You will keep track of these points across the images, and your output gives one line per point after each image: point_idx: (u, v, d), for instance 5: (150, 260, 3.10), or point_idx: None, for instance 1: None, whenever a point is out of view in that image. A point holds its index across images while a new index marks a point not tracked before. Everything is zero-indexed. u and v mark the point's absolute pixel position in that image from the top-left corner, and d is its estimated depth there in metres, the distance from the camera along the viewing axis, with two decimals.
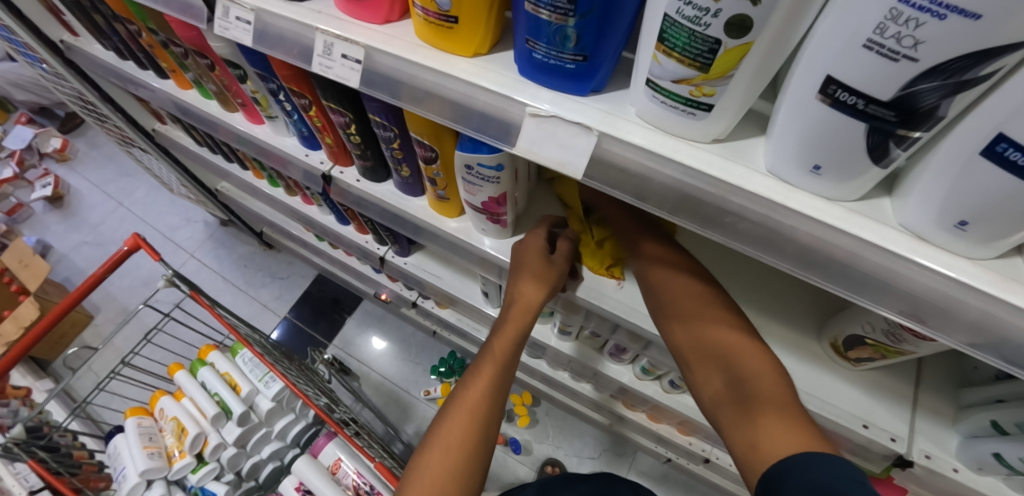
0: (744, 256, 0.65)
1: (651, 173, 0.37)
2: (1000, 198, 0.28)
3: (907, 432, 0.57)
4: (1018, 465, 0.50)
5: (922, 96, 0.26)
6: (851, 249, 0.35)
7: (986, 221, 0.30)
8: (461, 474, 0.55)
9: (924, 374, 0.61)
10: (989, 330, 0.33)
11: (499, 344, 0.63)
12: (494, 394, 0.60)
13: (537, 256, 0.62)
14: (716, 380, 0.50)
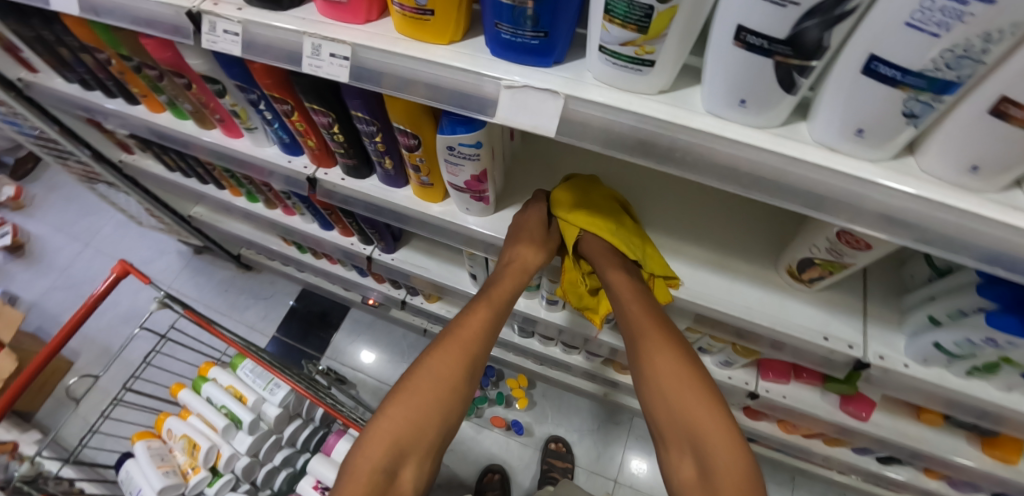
0: (711, 200, 0.74)
1: (612, 125, 0.43)
2: (880, 104, 0.36)
3: (862, 338, 0.66)
4: (955, 350, 0.60)
5: (809, 32, 0.34)
6: (780, 167, 0.42)
7: (875, 125, 0.38)
8: (449, 389, 0.67)
9: (872, 288, 0.71)
10: (889, 215, 0.41)
11: (490, 297, 0.72)
12: (482, 341, 0.71)
13: (538, 225, 0.71)
14: (688, 462, 0.62)
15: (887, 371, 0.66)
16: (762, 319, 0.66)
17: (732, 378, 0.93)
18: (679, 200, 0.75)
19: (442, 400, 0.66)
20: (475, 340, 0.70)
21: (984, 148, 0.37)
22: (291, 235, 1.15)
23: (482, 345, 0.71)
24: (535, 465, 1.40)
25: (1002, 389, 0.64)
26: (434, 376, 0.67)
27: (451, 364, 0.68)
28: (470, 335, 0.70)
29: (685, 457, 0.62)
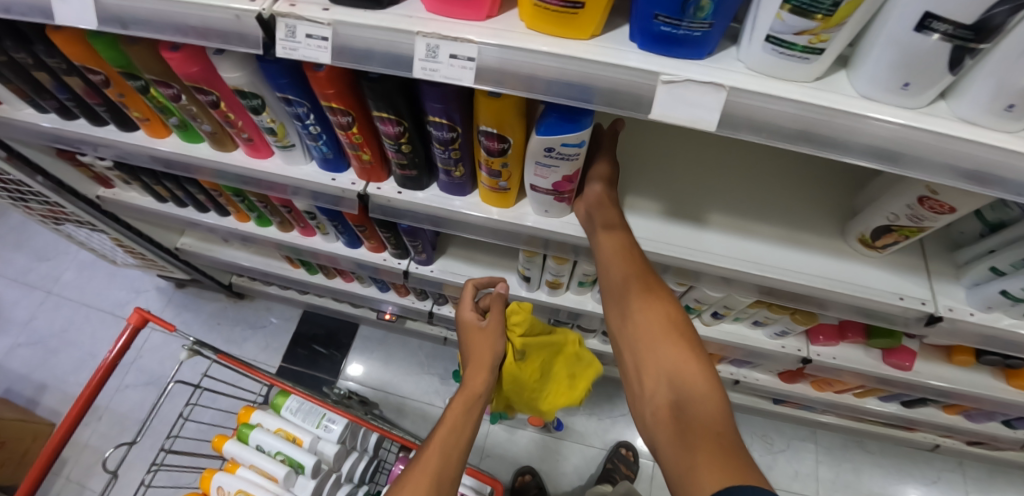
0: (784, 175, 0.75)
1: (770, 113, 0.41)
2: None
3: (931, 294, 0.70)
4: (1021, 295, 0.64)
5: (997, 17, 0.33)
6: (934, 144, 0.41)
7: None
8: None
9: (927, 247, 0.76)
10: None
11: (455, 405, 0.70)
12: (453, 442, 0.66)
13: (475, 330, 0.77)
14: (662, 402, 0.52)
15: (955, 322, 0.70)
16: (841, 288, 0.68)
17: (785, 347, 0.95)
18: (752, 175, 0.74)
19: None
20: (445, 450, 0.65)
21: None
22: (308, 258, 1.06)
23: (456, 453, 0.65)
24: (575, 457, 1.40)
25: None
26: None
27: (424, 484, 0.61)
28: (440, 449, 0.65)
29: (664, 426, 0.50)
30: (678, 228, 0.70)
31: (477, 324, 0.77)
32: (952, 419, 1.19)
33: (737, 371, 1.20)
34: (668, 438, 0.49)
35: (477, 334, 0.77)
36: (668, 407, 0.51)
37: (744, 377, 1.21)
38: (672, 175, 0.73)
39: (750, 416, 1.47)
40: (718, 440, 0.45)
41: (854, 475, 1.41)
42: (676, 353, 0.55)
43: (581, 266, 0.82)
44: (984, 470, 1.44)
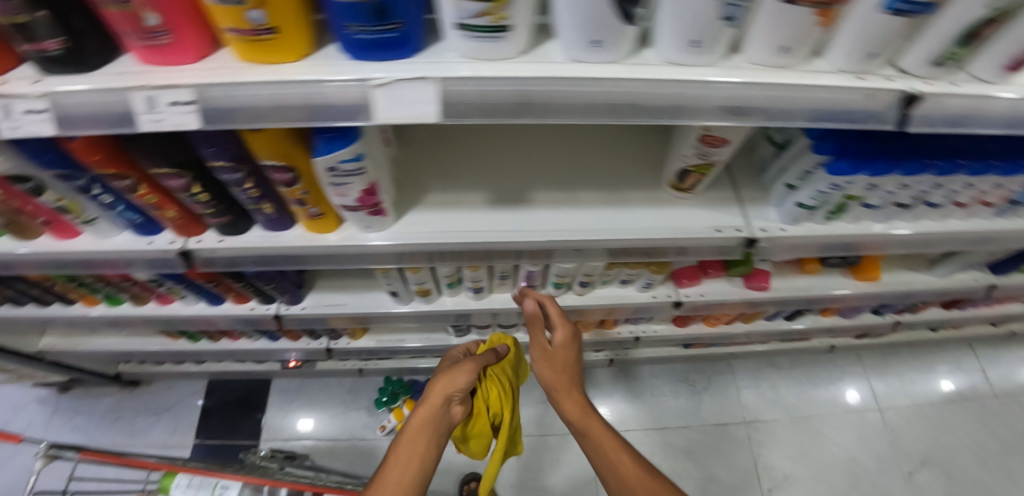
0: (598, 142, 0.79)
1: (486, 91, 0.43)
2: (703, 15, 0.39)
3: (745, 220, 0.74)
4: (811, 204, 0.71)
5: None
6: (646, 90, 0.44)
7: (707, 36, 0.42)
8: None
9: (739, 177, 0.81)
10: (743, 97, 0.45)
11: (436, 389, 0.69)
12: (419, 470, 0.62)
13: (461, 334, 0.83)
14: (599, 436, 0.74)
15: (774, 241, 0.75)
16: (665, 235, 0.71)
17: (657, 296, 1.00)
18: (568, 148, 0.78)
19: None
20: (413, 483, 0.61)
21: (788, 31, 0.42)
22: (177, 326, 1.01)
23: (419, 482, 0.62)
24: (520, 450, 1.41)
25: (852, 221, 0.78)
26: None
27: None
28: (420, 438, 0.63)
29: (618, 466, 0.71)
30: (503, 212, 0.71)
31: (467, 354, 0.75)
32: (831, 321, 1.30)
33: (637, 328, 1.25)
34: (606, 462, 0.72)
35: (466, 338, 0.82)
36: (627, 461, 0.71)
37: (644, 333, 1.26)
38: (492, 163, 0.75)
39: (673, 364, 1.54)
40: (633, 459, 0.71)
41: (773, 392, 1.52)
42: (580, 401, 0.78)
43: (437, 269, 0.83)
44: (875, 355, 1.61)
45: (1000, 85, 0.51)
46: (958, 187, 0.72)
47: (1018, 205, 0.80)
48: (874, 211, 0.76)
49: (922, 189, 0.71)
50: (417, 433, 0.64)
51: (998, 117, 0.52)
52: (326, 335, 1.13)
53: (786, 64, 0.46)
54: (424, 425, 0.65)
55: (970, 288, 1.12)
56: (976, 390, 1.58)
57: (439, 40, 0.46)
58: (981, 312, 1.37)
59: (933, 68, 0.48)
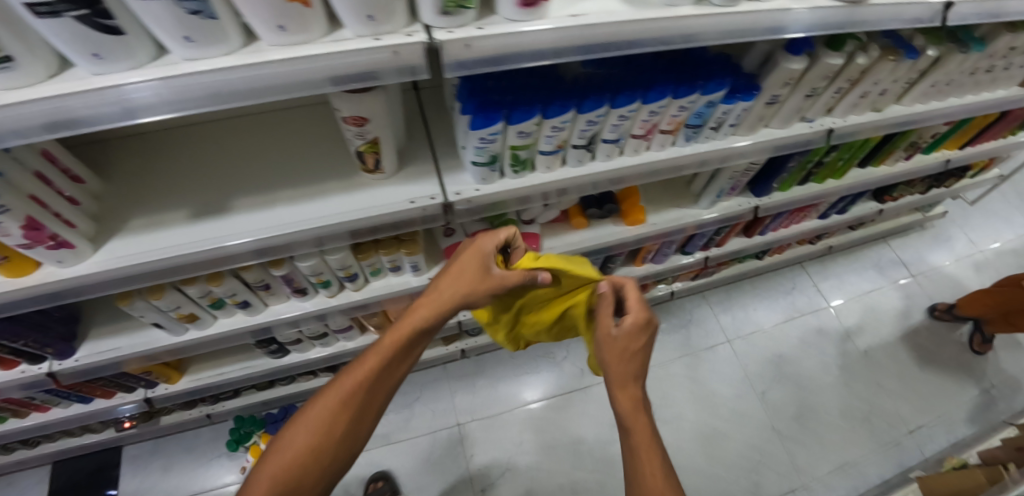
0: (300, 142, 0.84)
1: (18, 111, 0.48)
2: (170, 16, 0.45)
3: (438, 187, 0.80)
4: (482, 160, 0.75)
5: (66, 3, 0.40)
6: (176, 84, 0.51)
7: (194, 35, 0.48)
8: (319, 446, 0.73)
9: (439, 145, 0.84)
10: (268, 79, 0.53)
11: (387, 338, 0.79)
12: (363, 392, 0.77)
13: (474, 257, 0.78)
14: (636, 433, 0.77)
15: (471, 202, 0.81)
16: (357, 214, 0.77)
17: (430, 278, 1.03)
18: (273, 153, 0.83)
19: (312, 460, 0.73)
20: (349, 404, 0.75)
21: (259, 10, 0.47)
22: None
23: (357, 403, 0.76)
24: (390, 459, 1.41)
25: (545, 170, 0.84)
26: (299, 449, 0.72)
27: (315, 431, 0.74)
28: (354, 381, 0.76)
29: (642, 462, 0.75)
30: (198, 225, 0.75)
31: (476, 276, 0.78)
32: (644, 267, 1.40)
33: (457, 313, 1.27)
34: (640, 463, 0.75)
35: (470, 272, 0.78)
36: (648, 456, 0.75)
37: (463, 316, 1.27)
38: (193, 179, 0.80)
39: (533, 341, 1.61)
40: (654, 458, 0.75)
41: None
42: (626, 390, 0.79)
43: (185, 290, 0.86)
44: (720, 293, 1.79)
45: (532, 21, 0.57)
46: (616, 121, 0.79)
47: (695, 129, 0.89)
48: (556, 156, 0.81)
49: (579, 128, 0.77)
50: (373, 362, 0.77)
51: (539, 51, 0.59)
52: (141, 387, 1.12)
53: (297, 38, 0.52)
54: (382, 359, 0.78)
55: (735, 213, 1.25)
56: (812, 305, 1.79)
57: None
58: (784, 232, 1.56)
59: (450, 17, 0.53)
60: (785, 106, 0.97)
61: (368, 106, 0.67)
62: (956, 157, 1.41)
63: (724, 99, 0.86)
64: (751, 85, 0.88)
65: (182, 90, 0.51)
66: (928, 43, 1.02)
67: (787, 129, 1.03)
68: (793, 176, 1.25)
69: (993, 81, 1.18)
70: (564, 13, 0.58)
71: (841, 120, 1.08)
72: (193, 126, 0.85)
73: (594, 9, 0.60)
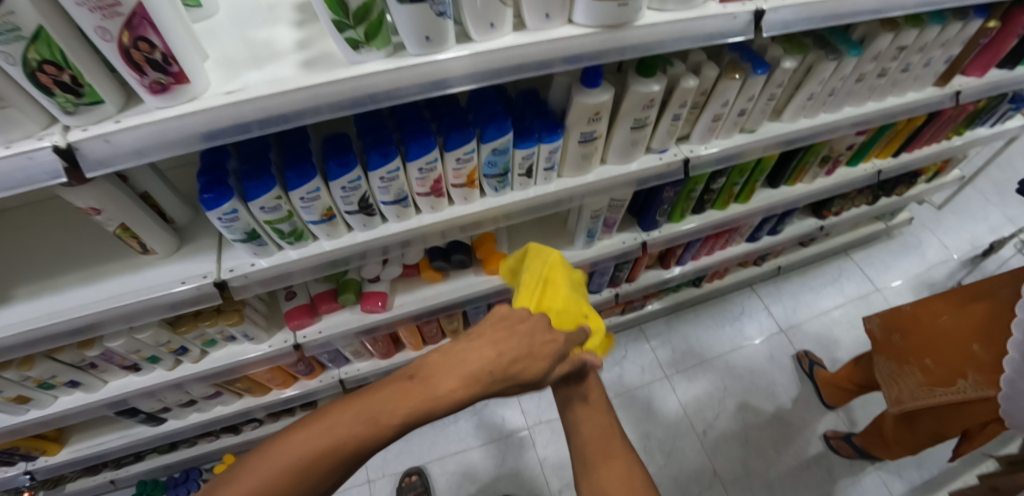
0: (85, 224, 0.83)
1: None
2: None
3: (214, 265, 0.78)
4: (244, 238, 0.73)
5: None
6: None
7: None
8: (310, 475, 0.51)
9: None
10: None
11: (474, 358, 0.56)
12: (365, 439, 0.52)
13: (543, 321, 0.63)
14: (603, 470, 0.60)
15: (248, 277, 0.78)
16: (123, 300, 0.73)
17: (272, 345, 0.99)
18: (56, 236, 0.82)
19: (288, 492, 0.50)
20: (348, 450, 0.52)
21: None
22: None
23: (360, 452, 0.53)
24: None
25: (328, 238, 0.81)
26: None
27: (281, 477, 0.50)
28: (403, 408, 0.53)
29: (603, 470, 0.60)
30: None
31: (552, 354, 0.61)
32: None
33: (338, 371, 1.24)
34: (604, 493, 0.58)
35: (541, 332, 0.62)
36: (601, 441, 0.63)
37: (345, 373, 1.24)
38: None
39: None
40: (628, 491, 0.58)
41: None
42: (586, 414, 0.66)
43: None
44: (660, 324, 1.68)
45: (179, 105, 0.55)
46: (380, 182, 0.73)
47: (496, 178, 0.82)
48: (333, 223, 0.78)
49: (337, 195, 0.73)
50: (399, 411, 0.53)
51: (207, 129, 0.56)
52: (21, 459, 1.07)
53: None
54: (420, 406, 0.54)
55: (620, 250, 1.17)
56: (762, 331, 1.66)
57: None
58: (707, 259, 1.45)
59: (79, 116, 0.53)
60: (615, 140, 0.89)
61: (96, 196, 0.65)
62: (887, 166, 1.37)
63: (517, 144, 0.78)
64: (552, 124, 0.79)
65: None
66: (786, 53, 0.91)
67: (633, 163, 0.94)
68: (680, 206, 1.15)
69: (896, 83, 1.10)
70: (219, 90, 0.56)
71: (702, 147, 1.00)
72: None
73: (257, 81, 0.57)
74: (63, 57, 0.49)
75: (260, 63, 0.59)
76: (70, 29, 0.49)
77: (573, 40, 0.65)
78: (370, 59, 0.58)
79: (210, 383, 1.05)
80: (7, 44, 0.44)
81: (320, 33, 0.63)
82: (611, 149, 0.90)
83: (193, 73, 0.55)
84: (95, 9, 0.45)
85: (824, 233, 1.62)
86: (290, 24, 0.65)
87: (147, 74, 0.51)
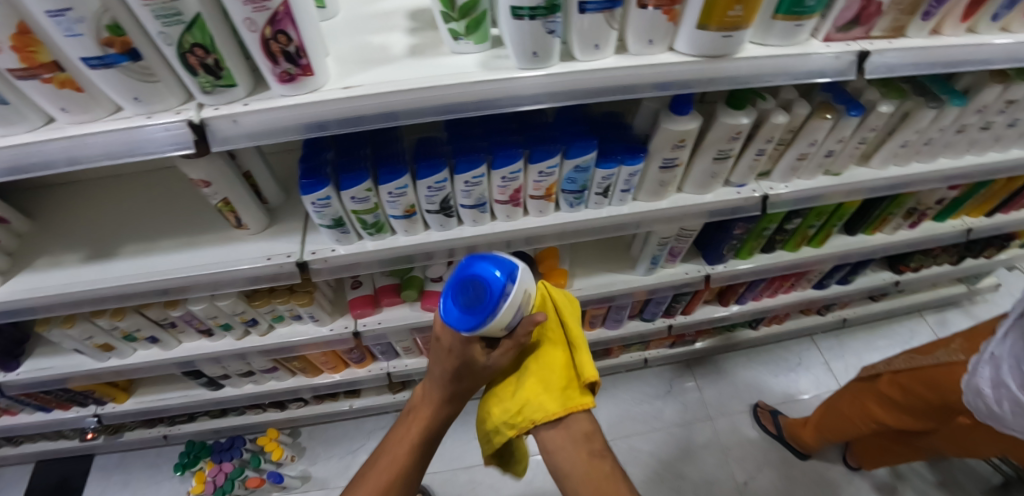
0: (188, 193, 0.90)
1: None
2: None
3: (298, 247, 0.82)
4: (328, 223, 0.77)
5: None
6: (27, 142, 0.60)
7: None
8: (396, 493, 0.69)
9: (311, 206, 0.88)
10: (75, 149, 0.60)
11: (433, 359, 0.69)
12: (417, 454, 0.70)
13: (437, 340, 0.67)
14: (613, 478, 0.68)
15: (327, 261, 0.82)
16: (213, 268, 0.79)
17: (333, 329, 1.03)
18: (163, 201, 0.90)
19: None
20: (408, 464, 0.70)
21: (49, 95, 0.56)
22: None
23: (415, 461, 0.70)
24: None
25: (406, 234, 0.84)
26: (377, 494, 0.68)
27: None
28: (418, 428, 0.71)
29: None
30: (86, 266, 0.80)
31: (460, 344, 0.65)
32: (596, 333, 1.32)
33: (386, 363, 1.27)
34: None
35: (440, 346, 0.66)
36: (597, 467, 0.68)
37: (392, 366, 1.26)
38: (87, 227, 0.86)
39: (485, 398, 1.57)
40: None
41: None
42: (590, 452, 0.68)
43: (90, 323, 0.92)
44: (707, 365, 1.59)
45: (301, 96, 0.59)
46: (464, 186, 0.76)
47: (574, 194, 0.83)
48: (412, 220, 0.81)
49: (423, 193, 0.75)
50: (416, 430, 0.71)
51: (318, 121, 0.60)
52: (94, 401, 1.19)
53: (85, 118, 0.60)
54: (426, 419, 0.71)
55: (681, 281, 1.13)
56: (818, 386, 1.53)
57: None
58: (768, 301, 1.40)
59: (215, 96, 0.58)
60: (694, 169, 0.88)
61: (207, 170, 0.71)
62: (979, 225, 1.28)
63: (599, 163, 0.79)
64: (633, 147, 0.80)
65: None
66: (884, 97, 0.88)
67: (707, 193, 0.93)
68: (749, 243, 1.12)
69: (1000, 139, 1.04)
70: (337, 85, 0.60)
71: (783, 185, 0.97)
72: (102, 179, 0.93)
73: (370, 80, 0.61)
74: (212, 42, 0.54)
75: (373, 64, 0.63)
76: (222, 20, 0.54)
77: (670, 67, 0.66)
78: (466, 52, 0.64)
79: (269, 358, 1.10)
80: (168, 27, 0.50)
81: (429, 40, 0.66)
82: (690, 177, 0.90)
83: (319, 67, 0.59)
84: (247, 3, 0.50)
85: (898, 290, 1.52)
86: (404, 31, 0.68)
87: (279, 64, 0.56)
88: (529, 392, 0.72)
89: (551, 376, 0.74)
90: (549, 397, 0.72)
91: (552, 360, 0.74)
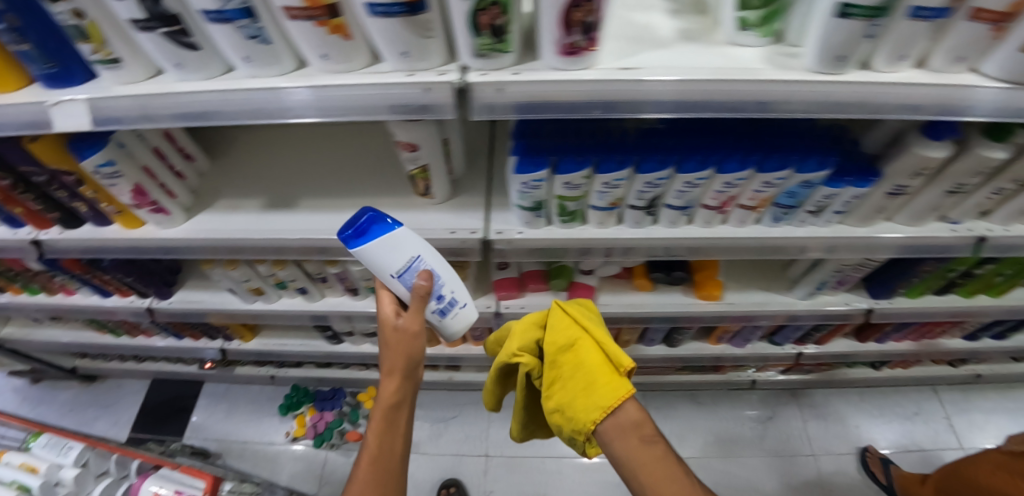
0: (374, 155, 0.91)
1: (149, 106, 0.61)
2: (233, 38, 0.53)
3: (482, 224, 0.79)
4: (526, 205, 0.73)
5: (155, 9, 0.51)
6: (276, 85, 0.58)
7: (255, 47, 0.55)
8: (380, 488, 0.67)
9: (494, 184, 0.85)
10: (323, 100, 0.58)
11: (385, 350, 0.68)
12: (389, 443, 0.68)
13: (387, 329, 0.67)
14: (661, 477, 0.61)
15: (511, 243, 0.78)
16: None
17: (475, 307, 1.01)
18: (351, 158, 0.91)
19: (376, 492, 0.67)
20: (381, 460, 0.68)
21: (317, 41, 0.53)
22: (94, 320, 1.17)
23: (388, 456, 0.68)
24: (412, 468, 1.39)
25: (597, 225, 0.80)
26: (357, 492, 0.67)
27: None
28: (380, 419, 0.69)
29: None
30: (270, 214, 0.81)
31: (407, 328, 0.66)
32: (720, 347, 1.26)
33: None
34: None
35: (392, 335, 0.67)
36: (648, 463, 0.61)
37: None
38: (267, 174, 0.89)
39: None
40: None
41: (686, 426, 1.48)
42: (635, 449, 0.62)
43: (252, 267, 0.93)
44: (815, 396, 1.51)
45: (574, 71, 0.53)
46: (681, 187, 0.70)
47: (786, 209, 0.77)
48: (611, 213, 0.76)
49: (637, 188, 0.71)
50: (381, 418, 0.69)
51: (581, 102, 0.55)
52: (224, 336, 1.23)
53: (341, 66, 0.57)
54: (389, 408, 0.68)
55: (840, 312, 1.05)
56: (934, 438, 1.44)
57: (141, 76, 0.62)
58: (908, 345, 1.29)
59: (485, 60, 0.53)
60: (917, 200, 0.79)
61: (418, 135, 0.68)
62: None
63: (826, 181, 0.72)
64: (865, 168, 0.72)
65: (234, 103, 0.59)
66: None
67: (918, 226, 0.84)
68: (925, 283, 1.02)
69: None
70: (613, 65, 0.54)
71: (1002, 227, 0.85)
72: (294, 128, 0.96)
73: (649, 63, 0.54)
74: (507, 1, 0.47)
75: (646, 45, 0.57)
76: None
77: (971, 93, 0.55)
78: (746, 45, 0.58)
79: None
80: None
81: (699, 26, 0.60)
82: (908, 207, 0.80)
83: (601, 41, 0.53)
84: None
85: None
86: (665, 12, 0.62)
87: (570, 35, 0.49)
88: (578, 391, 0.67)
89: (572, 366, 0.69)
90: (576, 392, 0.67)
91: (587, 352, 0.68)
